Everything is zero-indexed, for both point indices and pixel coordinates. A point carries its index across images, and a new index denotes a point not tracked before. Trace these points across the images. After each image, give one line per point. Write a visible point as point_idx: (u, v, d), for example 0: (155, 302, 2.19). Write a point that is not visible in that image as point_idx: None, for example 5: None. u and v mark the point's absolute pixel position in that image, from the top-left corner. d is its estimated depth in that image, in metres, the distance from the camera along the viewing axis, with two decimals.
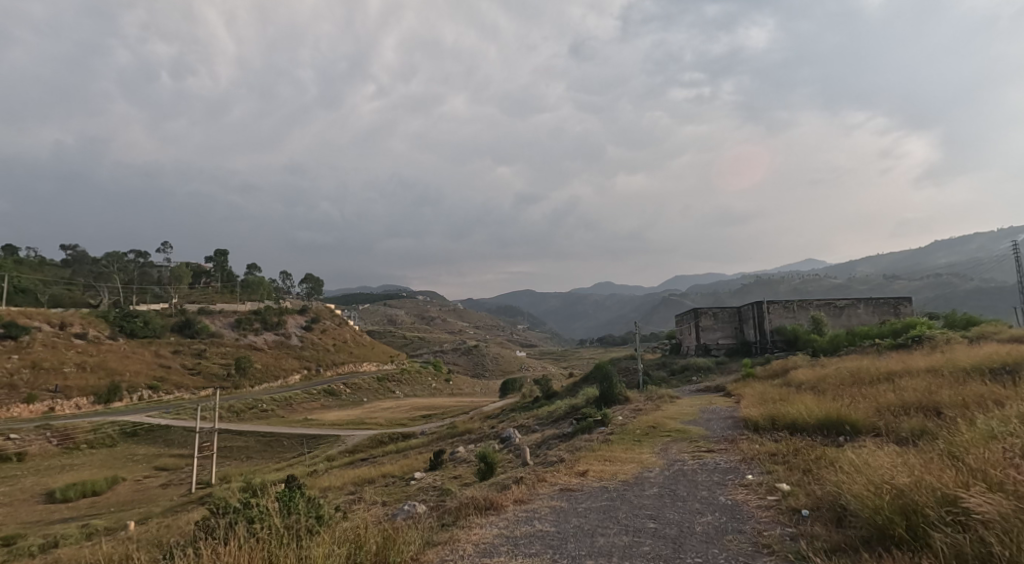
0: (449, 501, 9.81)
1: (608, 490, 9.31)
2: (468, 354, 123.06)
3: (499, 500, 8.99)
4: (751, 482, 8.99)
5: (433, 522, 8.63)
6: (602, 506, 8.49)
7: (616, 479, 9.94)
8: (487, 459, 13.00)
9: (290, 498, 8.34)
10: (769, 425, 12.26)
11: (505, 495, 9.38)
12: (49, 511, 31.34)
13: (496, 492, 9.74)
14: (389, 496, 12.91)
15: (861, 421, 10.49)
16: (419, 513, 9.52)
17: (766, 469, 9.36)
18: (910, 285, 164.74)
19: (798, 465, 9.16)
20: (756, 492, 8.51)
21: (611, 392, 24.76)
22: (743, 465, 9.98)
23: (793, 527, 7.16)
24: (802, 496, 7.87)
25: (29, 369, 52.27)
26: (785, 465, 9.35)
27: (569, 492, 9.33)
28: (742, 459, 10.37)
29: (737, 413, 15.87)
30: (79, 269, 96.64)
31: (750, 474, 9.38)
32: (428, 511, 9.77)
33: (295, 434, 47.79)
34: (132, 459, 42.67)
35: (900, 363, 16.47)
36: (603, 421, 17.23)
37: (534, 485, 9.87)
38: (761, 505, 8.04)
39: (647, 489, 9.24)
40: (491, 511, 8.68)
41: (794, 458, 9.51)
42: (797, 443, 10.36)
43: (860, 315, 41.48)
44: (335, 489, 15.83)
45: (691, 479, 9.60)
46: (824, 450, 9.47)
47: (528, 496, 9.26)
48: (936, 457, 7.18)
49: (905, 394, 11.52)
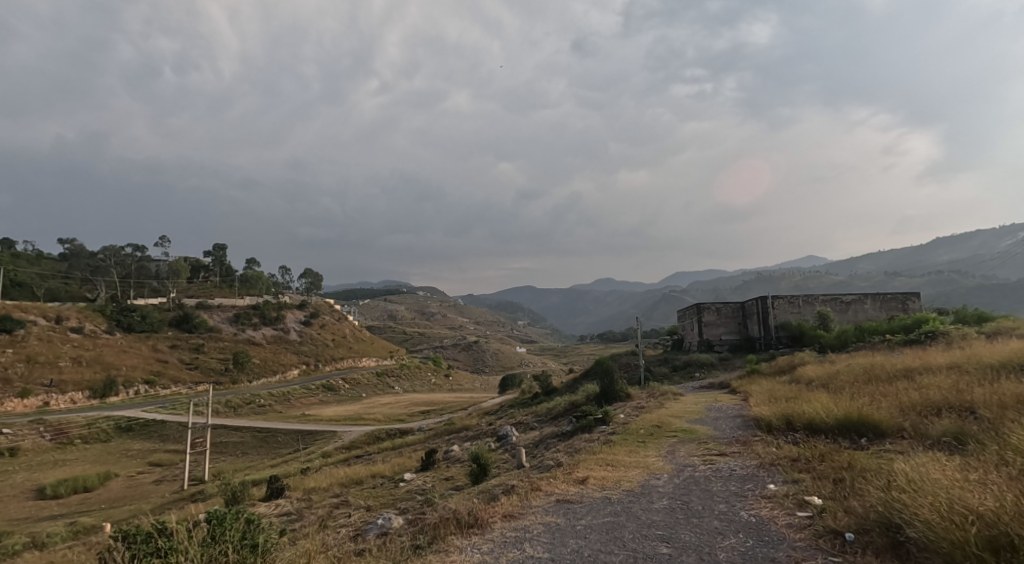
0: (431, 513, 9.04)
1: (611, 502, 8.55)
2: (467, 350, 122.03)
3: (485, 515, 8.23)
4: (776, 493, 8.21)
5: (405, 543, 7.87)
6: (605, 524, 7.74)
7: (620, 488, 9.17)
8: (479, 461, 12.42)
9: (221, 519, 7.38)
10: (782, 425, 11.44)
11: (492, 507, 8.62)
12: (38, 508, 30.66)
13: (484, 503, 8.99)
14: (377, 501, 12.22)
15: (888, 423, 9.78)
16: (392, 530, 8.74)
17: (792, 477, 8.64)
18: (912, 280, 163.50)
19: (826, 473, 8.43)
20: (784, 506, 7.77)
21: (612, 388, 24.05)
22: (762, 472, 9.21)
23: (839, 556, 6.43)
24: (842, 514, 7.13)
25: (24, 363, 51.57)
26: (812, 473, 8.61)
27: (567, 504, 8.58)
28: (759, 464, 9.58)
29: (746, 411, 15.06)
30: (77, 262, 95.91)
31: (772, 484, 8.61)
32: (403, 525, 8.97)
33: (292, 429, 47.07)
34: (127, 454, 42.02)
35: (917, 359, 15.75)
36: (603, 420, 16.48)
37: (528, 495, 9.10)
38: (793, 523, 7.31)
39: (656, 501, 8.47)
40: (475, 529, 7.91)
41: (819, 465, 8.79)
42: (819, 446, 9.60)
43: (867, 311, 40.67)
44: (320, 490, 14.99)
45: (705, 489, 8.81)
46: (854, 456, 8.76)
47: (519, 508, 8.53)
48: (1010, 479, 6.51)
49: (928, 392, 10.83)
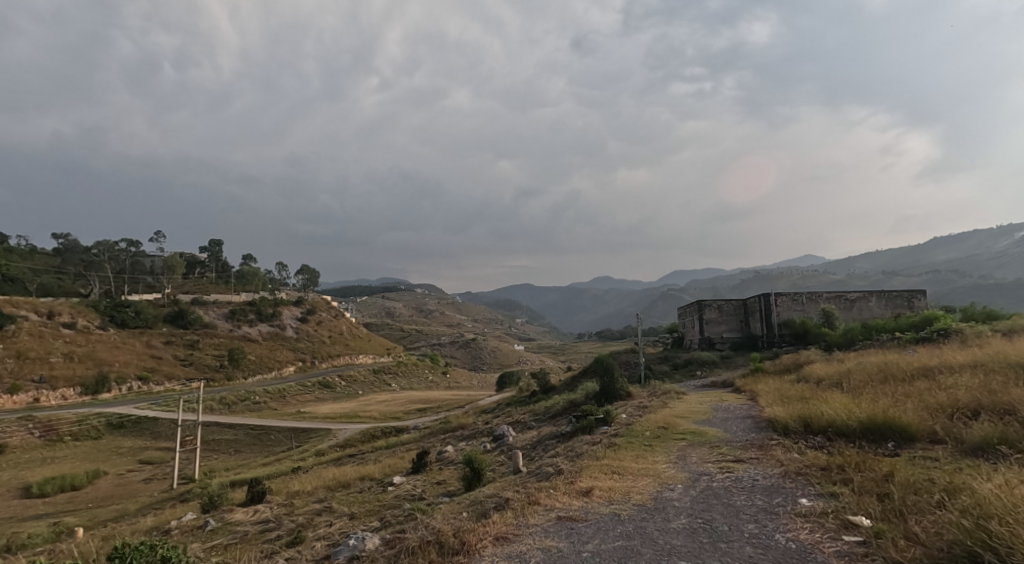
0: (411, 532, 8.25)
1: (621, 520, 7.81)
2: (465, 348, 121.27)
3: (475, 540, 7.46)
4: (811, 510, 7.52)
5: None
6: (617, 551, 7.00)
7: (629, 502, 8.42)
8: (473, 465, 11.72)
9: None
10: (800, 427, 10.70)
11: (485, 527, 7.89)
12: (24, 507, 29.95)
13: (473, 521, 8.24)
14: (362, 507, 11.46)
15: (917, 426, 9.21)
16: (365, 556, 7.93)
17: (828, 490, 7.96)
18: (910, 279, 163.18)
19: (869, 487, 7.73)
20: (826, 528, 7.06)
21: (613, 387, 23.28)
22: (788, 483, 8.50)
23: None
24: (902, 544, 6.39)
25: (14, 358, 50.75)
26: (850, 486, 7.92)
27: (570, 523, 7.84)
28: (783, 473, 8.88)
29: (755, 412, 14.35)
30: (70, 256, 94.85)
31: (804, 499, 7.89)
32: (379, 547, 8.19)
33: (285, 426, 46.27)
34: (117, 452, 41.22)
35: (935, 356, 15.12)
36: (604, 420, 15.80)
37: (524, 511, 8.36)
38: (844, 552, 6.57)
39: (674, 519, 7.73)
40: (464, 558, 7.16)
41: (857, 476, 8.09)
42: (848, 453, 8.93)
43: (872, 308, 40.06)
44: (303, 495, 14.21)
45: (726, 504, 8.08)
46: (895, 466, 8.07)
47: (514, 529, 7.80)
48: None
49: (953, 392, 10.26)
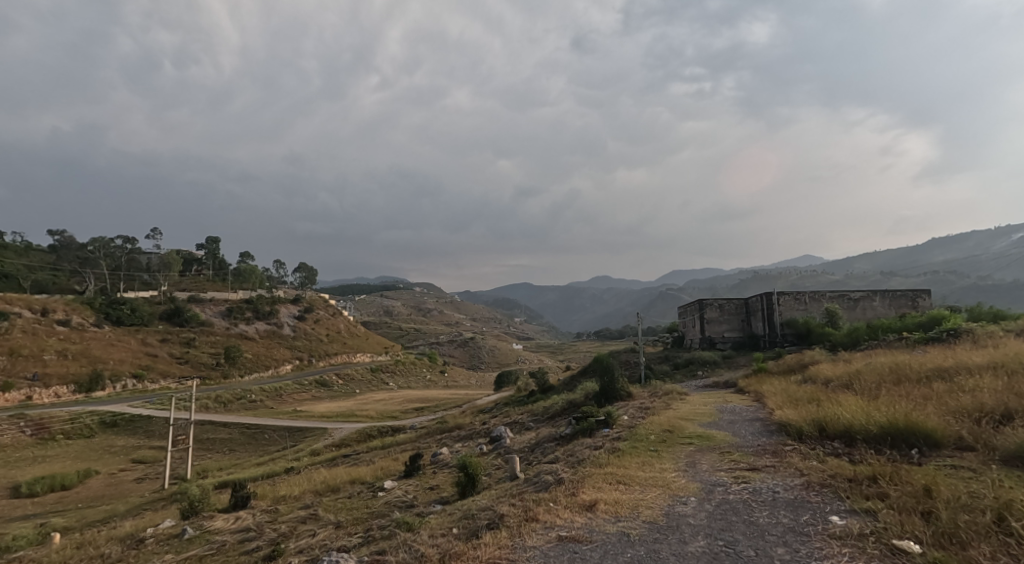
0: (394, 554, 7.68)
1: (632, 542, 7.24)
2: (463, 347, 120.66)
3: None
4: (847, 531, 6.97)
5: None
6: None
7: (639, 518, 7.87)
8: (467, 471, 11.16)
9: None
10: (815, 431, 10.17)
11: (482, 551, 7.32)
12: (11, 507, 29.29)
13: (463, 542, 7.68)
14: (349, 516, 10.93)
15: (944, 431, 8.78)
16: None
17: (861, 506, 7.45)
18: (909, 281, 163.17)
19: (909, 505, 7.20)
20: (867, 553, 6.52)
21: (613, 388, 22.75)
22: (814, 498, 7.94)
23: None
24: None
25: (6, 356, 50.07)
26: (887, 502, 7.40)
27: (573, 545, 7.29)
28: (805, 485, 8.35)
29: (764, 414, 13.81)
30: (66, 252, 94.01)
31: (837, 518, 7.34)
32: None
33: (281, 426, 45.62)
34: (109, 451, 40.59)
35: (949, 356, 14.60)
36: (605, 421, 15.27)
37: (520, 530, 7.80)
38: None
39: (690, 540, 7.18)
40: None
41: (893, 492, 7.56)
42: (874, 463, 8.40)
43: (875, 308, 39.54)
44: (290, 500, 13.67)
45: (748, 523, 7.51)
46: (932, 479, 7.59)
47: (509, 553, 7.25)
48: None
49: (977, 395, 9.82)
